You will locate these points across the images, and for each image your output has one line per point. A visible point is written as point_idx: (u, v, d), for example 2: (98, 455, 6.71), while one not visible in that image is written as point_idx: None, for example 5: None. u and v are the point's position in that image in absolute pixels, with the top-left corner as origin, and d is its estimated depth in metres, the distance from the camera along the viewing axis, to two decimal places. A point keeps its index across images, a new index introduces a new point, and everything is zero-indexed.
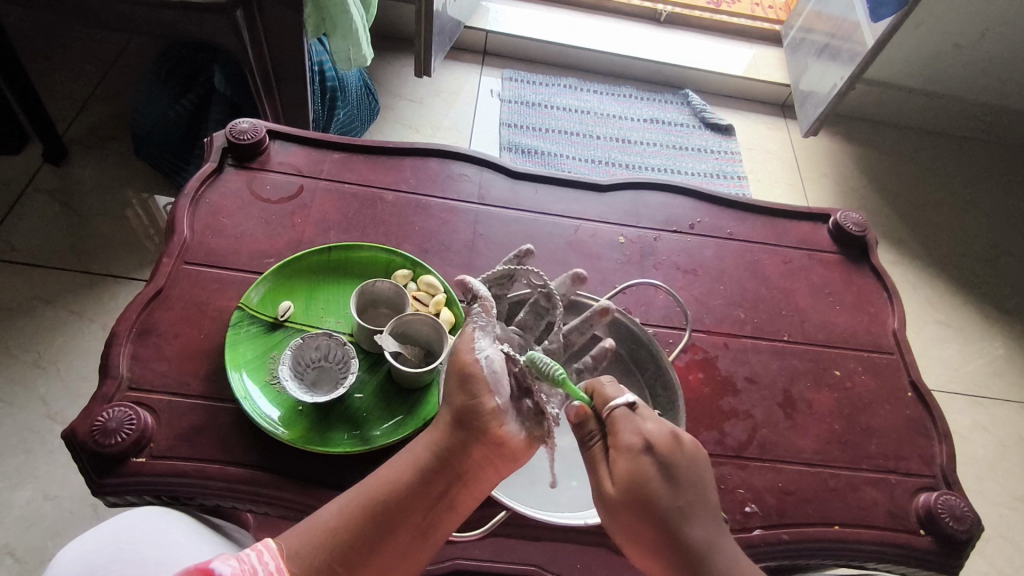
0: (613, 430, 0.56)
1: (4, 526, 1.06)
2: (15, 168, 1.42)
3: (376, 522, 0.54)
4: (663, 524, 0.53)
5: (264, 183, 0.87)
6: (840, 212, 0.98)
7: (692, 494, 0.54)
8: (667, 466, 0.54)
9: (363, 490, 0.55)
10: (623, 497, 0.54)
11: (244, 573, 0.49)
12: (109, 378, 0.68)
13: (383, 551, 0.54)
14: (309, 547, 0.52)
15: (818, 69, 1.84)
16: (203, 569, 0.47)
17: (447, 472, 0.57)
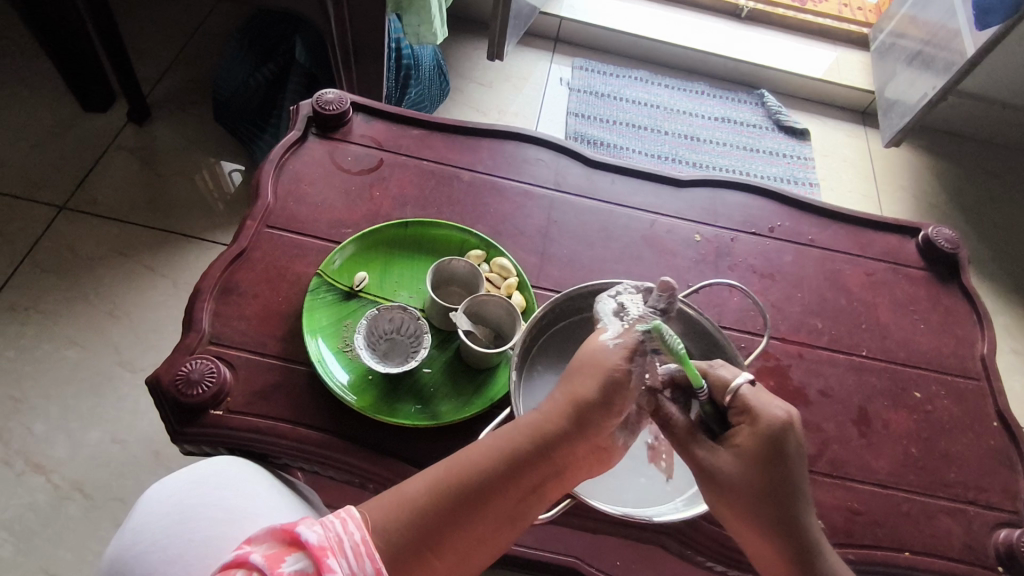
0: (744, 409, 0.57)
1: (74, 463, 1.12)
2: (102, 125, 1.48)
3: (461, 504, 0.54)
4: (770, 511, 0.55)
5: (346, 154, 0.88)
6: (932, 227, 0.93)
7: (796, 482, 0.56)
8: (783, 451, 0.56)
9: (452, 471, 0.55)
10: (734, 481, 0.56)
11: (329, 542, 0.48)
12: (192, 331, 0.70)
13: (464, 536, 0.54)
14: (393, 525, 0.52)
15: (907, 76, 1.76)
16: (291, 531, 0.47)
17: (543, 465, 0.57)
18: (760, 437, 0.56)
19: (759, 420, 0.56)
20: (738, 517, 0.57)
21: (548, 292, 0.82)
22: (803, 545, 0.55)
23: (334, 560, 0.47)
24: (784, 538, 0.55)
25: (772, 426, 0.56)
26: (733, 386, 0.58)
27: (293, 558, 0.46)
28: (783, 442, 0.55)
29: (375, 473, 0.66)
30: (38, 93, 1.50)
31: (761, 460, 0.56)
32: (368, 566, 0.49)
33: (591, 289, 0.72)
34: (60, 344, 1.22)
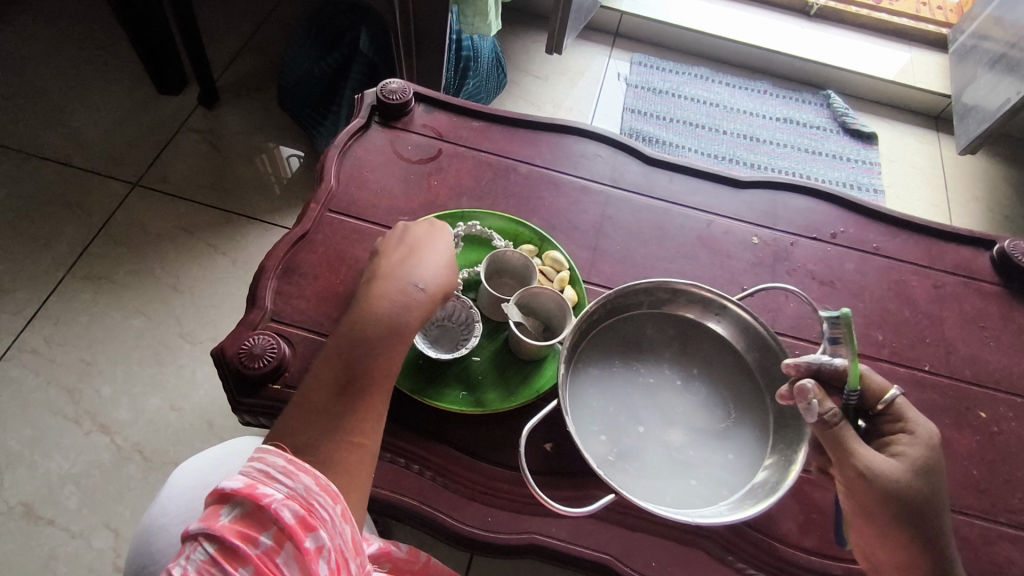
0: (904, 418, 0.62)
1: (137, 426, 1.18)
2: (175, 107, 1.56)
3: (356, 395, 0.59)
4: (932, 519, 0.57)
5: (407, 143, 0.90)
6: (1009, 240, 0.89)
7: (942, 501, 0.58)
8: (933, 468, 0.59)
9: (329, 368, 0.59)
10: (907, 485, 0.57)
11: (257, 479, 0.52)
12: (255, 308, 0.73)
13: (367, 416, 0.58)
14: (306, 429, 0.57)
15: (989, 81, 1.66)
16: (218, 491, 0.51)
17: (399, 339, 0.62)
18: (922, 444, 0.60)
19: (919, 429, 0.61)
20: (898, 528, 0.57)
21: (599, 288, 0.82)
22: (948, 554, 0.58)
23: (264, 487, 0.51)
24: (936, 549, 0.57)
25: (929, 435, 0.61)
26: (894, 395, 0.62)
27: (227, 507, 0.50)
28: (938, 457, 0.60)
29: (421, 455, 0.68)
30: (119, 74, 1.58)
31: (926, 466, 0.58)
32: (303, 480, 0.52)
33: (642, 287, 0.72)
34: (128, 313, 1.29)
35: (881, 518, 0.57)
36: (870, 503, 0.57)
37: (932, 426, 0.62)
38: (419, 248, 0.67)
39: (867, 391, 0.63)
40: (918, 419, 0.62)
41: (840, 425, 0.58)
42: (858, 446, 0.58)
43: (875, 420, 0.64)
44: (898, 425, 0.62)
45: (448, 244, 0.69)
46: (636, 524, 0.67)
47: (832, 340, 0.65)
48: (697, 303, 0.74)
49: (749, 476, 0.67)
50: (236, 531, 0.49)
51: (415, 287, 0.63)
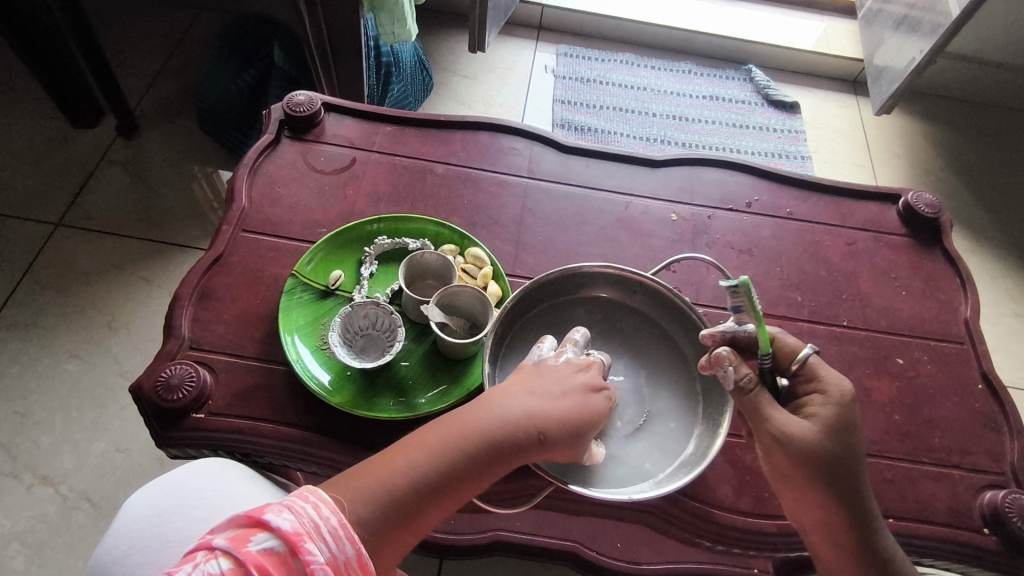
0: (817, 376, 0.62)
1: (82, 473, 1.14)
2: (92, 141, 1.50)
3: (437, 491, 0.53)
4: (851, 474, 0.58)
5: (319, 155, 0.88)
6: (912, 192, 0.92)
7: (862, 456, 0.59)
8: (850, 425, 0.60)
9: (437, 455, 0.54)
10: (822, 445, 0.58)
11: (303, 528, 0.47)
12: (172, 338, 0.71)
13: (432, 514, 0.54)
14: (371, 508, 0.51)
15: (895, 42, 1.73)
16: (261, 518, 0.47)
17: (494, 474, 0.55)
18: (837, 403, 0.60)
19: (832, 388, 0.61)
20: (817, 488, 0.58)
21: (524, 280, 0.82)
22: (868, 503, 0.59)
23: (310, 543, 0.46)
24: (857, 501, 0.58)
25: (843, 393, 0.60)
26: (806, 354, 0.62)
27: (261, 539, 0.46)
28: (853, 412, 0.60)
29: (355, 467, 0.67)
30: (28, 112, 1.52)
31: (841, 425, 0.59)
32: (349, 548, 0.48)
33: (559, 273, 0.73)
34: (62, 358, 1.24)
35: (800, 478, 0.58)
36: (788, 466, 0.58)
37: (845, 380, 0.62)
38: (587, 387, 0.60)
39: (778, 352, 0.64)
40: (839, 382, 0.61)
41: (756, 391, 0.60)
42: (776, 417, 0.59)
43: (792, 380, 0.63)
44: (813, 386, 0.62)
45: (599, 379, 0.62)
46: (578, 508, 0.68)
47: (735, 308, 0.64)
48: (614, 283, 0.75)
49: (682, 447, 0.68)
50: (258, 567, 0.45)
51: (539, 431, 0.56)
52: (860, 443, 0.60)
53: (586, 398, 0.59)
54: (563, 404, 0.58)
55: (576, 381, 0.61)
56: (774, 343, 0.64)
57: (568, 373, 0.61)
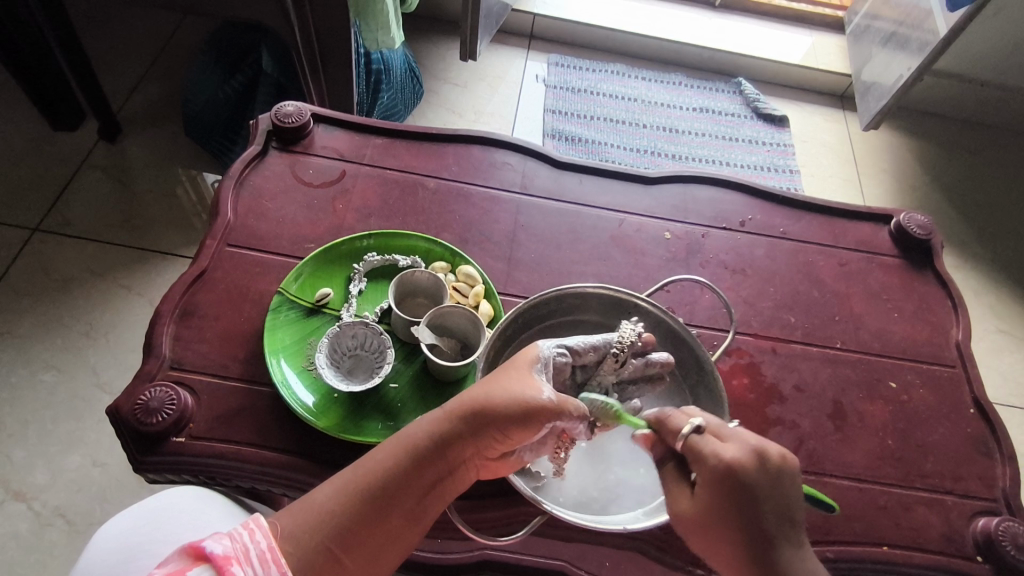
0: (693, 454, 0.54)
1: (57, 488, 1.10)
2: (71, 144, 1.46)
3: (369, 510, 0.54)
4: (753, 544, 0.51)
5: (307, 167, 0.86)
6: (904, 213, 0.93)
7: (772, 521, 0.51)
8: (747, 491, 0.51)
9: (359, 471, 0.55)
10: (707, 521, 0.53)
11: (235, 555, 0.48)
12: (152, 357, 0.69)
13: (381, 533, 0.54)
14: (301, 529, 0.52)
15: (883, 59, 1.75)
16: (197, 547, 0.47)
17: (434, 470, 0.56)
18: (712, 478, 0.52)
19: (703, 467, 0.53)
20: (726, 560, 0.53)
21: (516, 299, 0.81)
22: (785, 573, 0.50)
23: (237, 567, 0.47)
24: (766, 571, 0.50)
25: (720, 468, 0.52)
26: (681, 433, 0.55)
27: (197, 571, 0.46)
28: (745, 479, 0.52)
29: None
30: (5, 114, 1.47)
31: (724, 498, 0.52)
32: (274, 572, 0.49)
33: (551, 295, 0.71)
34: (36, 368, 1.21)
35: (707, 550, 0.54)
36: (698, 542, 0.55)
37: (744, 447, 0.53)
38: (511, 368, 0.59)
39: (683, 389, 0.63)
40: (721, 452, 0.53)
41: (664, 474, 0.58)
42: (671, 487, 0.57)
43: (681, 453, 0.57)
44: (694, 463, 0.54)
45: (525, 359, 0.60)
46: (569, 535, 0.67)
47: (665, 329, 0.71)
48: (607, 305, 0.73)
49: None
50: None
51: (458, 412, 0.56)
52: (763, 513, 0.51)
53: (511, 390, 0.57)
54: (484, 387, 0.58)
55: (503, 378, 0.58)
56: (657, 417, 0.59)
57: (496, 372, 0.59)
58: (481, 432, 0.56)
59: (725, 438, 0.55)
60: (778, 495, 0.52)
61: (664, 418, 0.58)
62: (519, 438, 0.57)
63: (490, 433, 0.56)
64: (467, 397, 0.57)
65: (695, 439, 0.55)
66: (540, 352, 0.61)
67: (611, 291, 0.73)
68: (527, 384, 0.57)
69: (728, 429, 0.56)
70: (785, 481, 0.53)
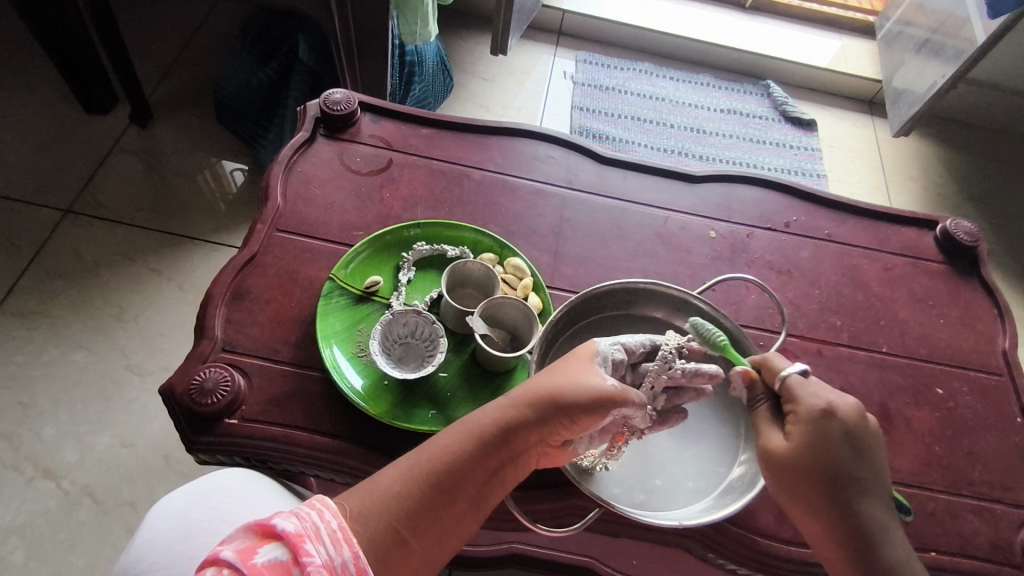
0: (794, 397, 0.58)
1: (87, 467, 1.11)
2: (104, 128, 1.47)
3: (436, 493, 0.53)
4: (846, 486, 0.55)
5: (355, 155, 0.86)
6: (950, 219, 0.92)
7: (865, 468, 0.56)
8: (850, 436, 0.56)
9: (428, 453, 0.54)
10: (808, 460, 0.55)
11: (306, 533, 0.46)
12: (205, 339, 0.69)
13: (447, 519, 0.53)
14: (373, 509, 0.50)
15: (916, 65, 1.73)
16: (266, 524, 0.46)
17: (500, 456, 0.55)
18: (815, 420, 0.56)
19: (805, 408, 0.57)
20: (813, 500, 0.55)
21: (562, 293, 0.81)
22: (866, 516, 0.55)
23: (309, 545, 0.45)
24: (847, 509, 0.55)
25: (823, 410, 0.56)
26: (784, 374, 0.59)
27: (267, 549, 0.44)
28: (846, 428, 0.56)
29: None
30: (39, 96, 1.48)
31: (824, 438, 0.55)
32: (347, 553, 0.47)
33: (605, 288, 0.71)
34: (67, 348, 1.21)
35: (795, 491, 0.56)
36: (785, 482, 0.56)
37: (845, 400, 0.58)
38: (574, 359, 0.59)
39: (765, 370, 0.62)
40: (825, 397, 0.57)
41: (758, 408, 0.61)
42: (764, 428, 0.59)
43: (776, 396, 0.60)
44: (792, 405, 0.58)
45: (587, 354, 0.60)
46: (618, 531, 0.66)
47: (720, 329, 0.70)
48: (658, 301, 0.73)
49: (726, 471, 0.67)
50: None
51: (527, 398, 0.56)
52: (856, 461, 0.55)
53: (578, 379, 0.57)
54: (551, 375, 0.58)
55: (566, 366, 0.59)
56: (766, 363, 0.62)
57: (558, 361, 0.60)
58: (548, 419, 0.56)
59: (822, 387, 0.59)
60: (868, 444, 0.57)
61: (766, 359, 0.62)
62: (582, 427, 0.57)
63: (557, 421, 0.56)
64: (536, 383, 0.57)
65: (797, 381, 0.59)
66: (599, 348, 0.62)
67: (664, 288, 0.72)
68: (594, 376, 0.58)
69: (824, 387, 0.60)
70: (874, 437, 0.58)
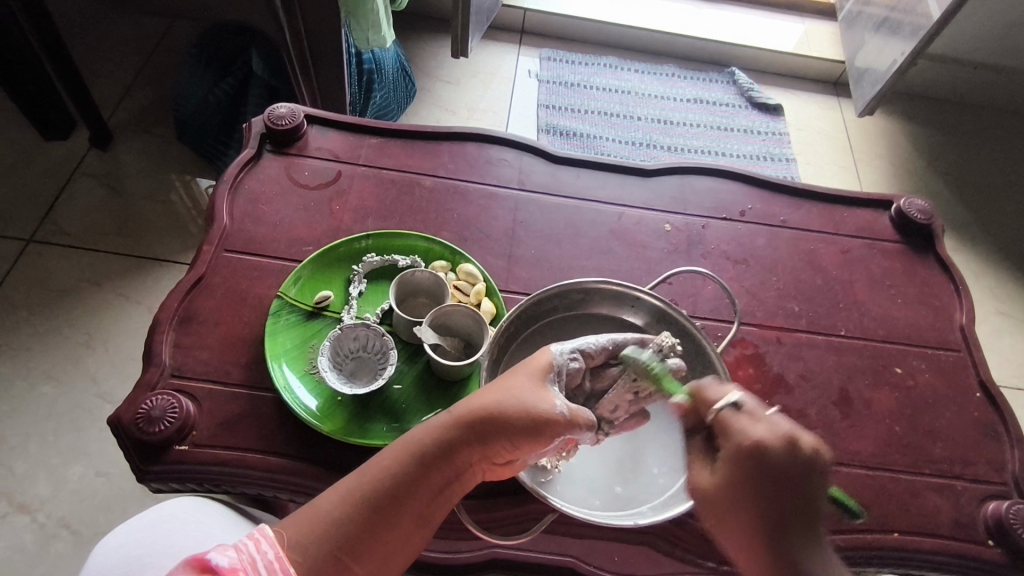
0: (722, 431, 0.56)
1: (60, 500, 1.09)
2: (63, 154, 1.45)
3: (374, 516, 0.53)
4: (770, 521, 0.51)
5: (303, 169, 0.85)
6: (904, 198, 0.92)
7: (792, 504, 0.52)
8: (773, 470, 0.52)
9: (367, 477, 0.54)
10: (728, 494, 0.53)
11: (242, 566, 0.48)
12: (152, 366, 0.68)
13: (387, 540, 0.53)
14: (309, 536, 0.51)
15: (876, 44, 1.74)
16: (201, 559, 0.46)
17: (440, 475, 0.55)
18: (738, 457, 0.53)
19: (729, 444, 0.54)
20: (741, 537, 0.53)
21: (517, 296, 0.80)
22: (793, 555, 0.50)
23: None
24: (773, 542, 0.51)
25: (745, 448, 0.53)
26: (716, 406, 0.57)
27: None
28: (770, 460, 0.52)
29: None
30: None
31: (745, 475, 0.53)
32: None
33: (555, 290, 0.71)
34: (36, 380, 1.19)
35: (725, 524, 0.54)
36: (716, 515, 0.54)
37: (776, 430, 0.54)
38: (519, 373, 0.59)
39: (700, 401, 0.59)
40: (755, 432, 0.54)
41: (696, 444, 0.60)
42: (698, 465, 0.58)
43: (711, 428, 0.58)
44: (721, 438, 0.56)
45: (532, 369, 0.59)
46: (580, 531, 0.66)
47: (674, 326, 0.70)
48: (610, 300, 0.73)
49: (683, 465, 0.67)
50: None
51: (466, 417, 0.56)
52: (781, 496, 0.51)
53: (523, 400, 0.56)
54: (493, 392, 0.57)
55: (514, 384, 0.58)
56: (697, 393, 0.60)
57: (507, 376, 0.59)
58: (490, 440, 0.56)
59: (756, 420, 0.55)
60: (802, 478, 0.52)
61: (700, 388, 0.60)
62: (528, 448, 0.57)
63: (499, 441, 0.56)
64: (478, 401, 0.57)
65: (728, 414, 0.56)
66: (552, 358, 0.61)
67: (613, 287, 0.72)
68: (538, 392, 0.57)
69: (764, 413, 0.56)
70: (813, 474, 0.53)
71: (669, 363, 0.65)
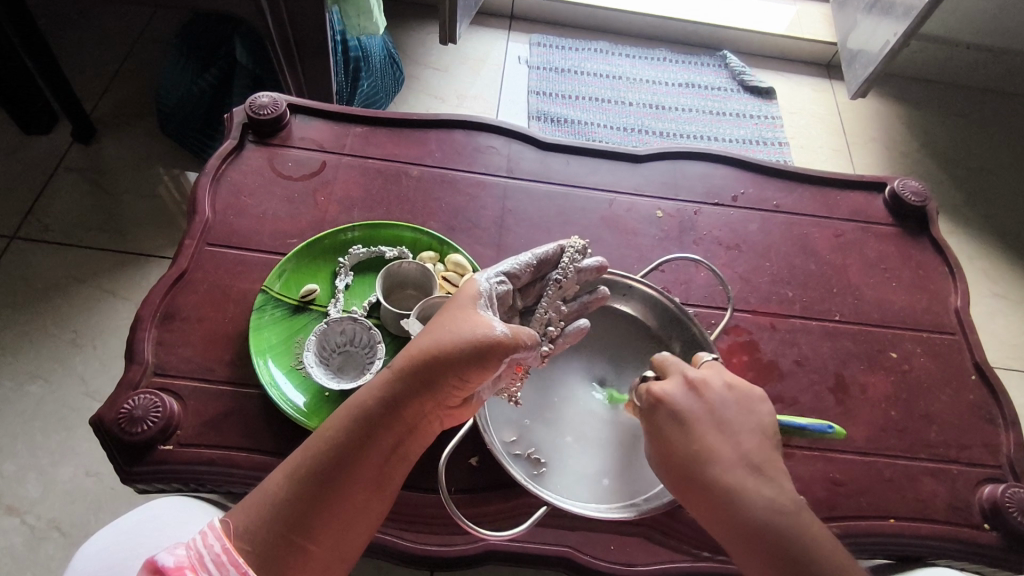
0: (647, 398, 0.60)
1: (51, 499, 1.08)
2: (46, 148, 1.42)
3: (324, 487, 0.51)
4: (705, 462, 0.54)
5: (286, 160, 0.83)
6: (898, 180, 0.91)
7: (720, 440, 0.55)
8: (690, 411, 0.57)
9: (309, 450, 0.51)
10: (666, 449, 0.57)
11: (191, 564, 0.46)
12: (134, 364, 0.66)
13: (342, 509, 0.51)
14: (257, 521, 0.49)
15: (868, 25, 1.71)
16: (150, 562, 0.46)
17: (391, 432, 0.53)
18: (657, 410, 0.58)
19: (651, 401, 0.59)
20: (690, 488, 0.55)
21: None
22: (736, 488, 0.53)
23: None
24: (710, 482, 0.54)
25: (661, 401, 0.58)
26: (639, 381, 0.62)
27: None
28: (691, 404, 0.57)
29: None
30: None
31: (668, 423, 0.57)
32: (233, 573, 0.47)
33: None
34: (24, 379, 1.18)
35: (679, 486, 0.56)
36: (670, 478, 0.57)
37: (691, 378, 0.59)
38: (454, 311, 0.57)
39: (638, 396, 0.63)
40: (706, 383, 0.58)
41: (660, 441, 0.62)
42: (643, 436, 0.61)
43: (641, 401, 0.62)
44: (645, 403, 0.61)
45: (465, 304, 0.58)
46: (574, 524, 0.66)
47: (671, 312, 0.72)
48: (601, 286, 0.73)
49: None
50: None
51: (406, 362, 0.54)
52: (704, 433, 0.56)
53: (461, 331, 0.54)
54: (429, 335, 0.55)
55: (450, 322, 0.56)
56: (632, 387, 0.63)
57: (443, 316, 0.57)
58: (436, 383, 0.53)
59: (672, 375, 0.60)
60: (752, 424, 0.57)
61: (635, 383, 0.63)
62: (478, 379, 0.55)
63: (447, 381, 0.53)
64: (414, 345, 0.54)
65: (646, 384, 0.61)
66: (479, 287, 0.61)
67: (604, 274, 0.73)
68: (478, 322, 0.55)
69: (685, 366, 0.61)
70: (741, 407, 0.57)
71: (583, 263, 0.68)
